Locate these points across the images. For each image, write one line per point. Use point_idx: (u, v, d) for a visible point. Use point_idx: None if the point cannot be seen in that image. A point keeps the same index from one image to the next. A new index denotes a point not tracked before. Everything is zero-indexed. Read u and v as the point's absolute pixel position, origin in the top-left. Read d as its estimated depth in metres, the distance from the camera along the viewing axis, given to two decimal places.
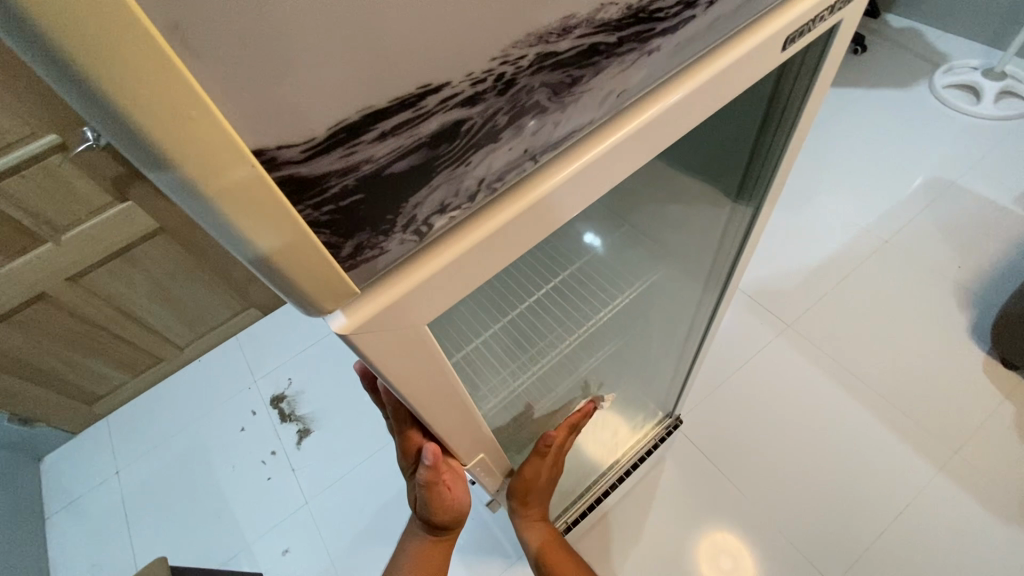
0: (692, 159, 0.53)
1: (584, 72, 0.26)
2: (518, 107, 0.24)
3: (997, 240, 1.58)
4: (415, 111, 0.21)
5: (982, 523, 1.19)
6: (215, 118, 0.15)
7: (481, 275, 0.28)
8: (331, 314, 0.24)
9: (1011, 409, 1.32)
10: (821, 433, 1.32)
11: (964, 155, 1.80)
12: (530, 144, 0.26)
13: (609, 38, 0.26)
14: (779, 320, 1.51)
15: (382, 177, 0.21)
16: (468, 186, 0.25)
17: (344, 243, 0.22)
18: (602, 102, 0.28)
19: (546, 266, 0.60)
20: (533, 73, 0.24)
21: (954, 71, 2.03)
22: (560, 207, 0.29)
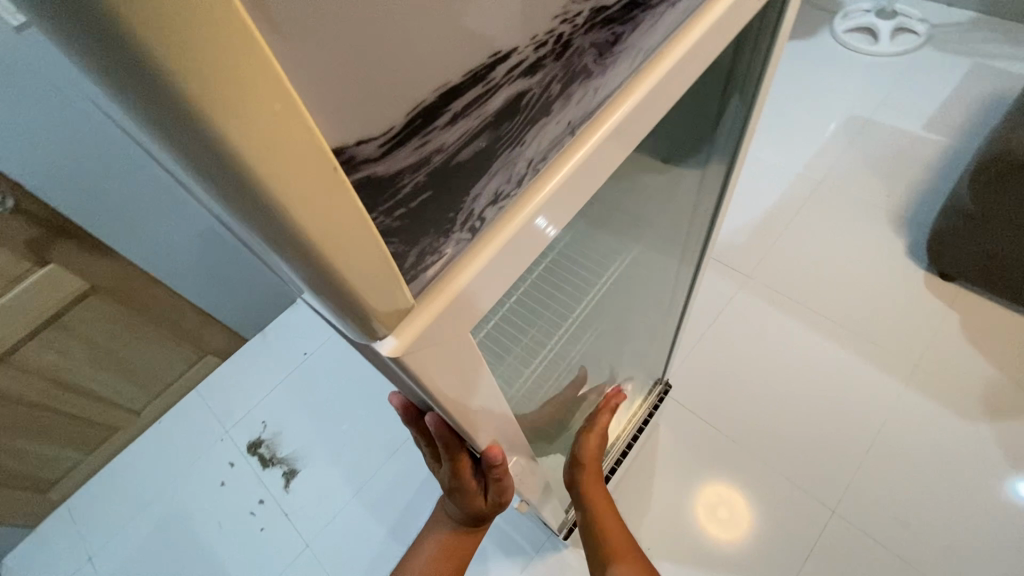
0: (676, 131, 0.53)
1: (624, 29, 0.29)
2: (569, 73, 0.27)
3: (917, 166, 1.70)
4: (486, 82, 0.23)
5: (950, 424, 1.28)
6: (305, 127, 0.15)
7: (525, 259, 0.28)
8: (378, 340, 0.23)
9: (956, 317, 1.42)
10: (797, 372, 1.39)
11: (873, 92, 1.92)
12: (575, 114, 0.28)
13: None
14: (739, 274, 1.56)
15: (458, 156, 0.24)
16: (526, 160, 0.27)
17: (408, 253, 0.23)
18: (635, 62, 0.30)
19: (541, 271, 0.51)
20: (585, 32, 0.27)
21: (850, 16, 2.15)
22: (595, 176, 0.30)
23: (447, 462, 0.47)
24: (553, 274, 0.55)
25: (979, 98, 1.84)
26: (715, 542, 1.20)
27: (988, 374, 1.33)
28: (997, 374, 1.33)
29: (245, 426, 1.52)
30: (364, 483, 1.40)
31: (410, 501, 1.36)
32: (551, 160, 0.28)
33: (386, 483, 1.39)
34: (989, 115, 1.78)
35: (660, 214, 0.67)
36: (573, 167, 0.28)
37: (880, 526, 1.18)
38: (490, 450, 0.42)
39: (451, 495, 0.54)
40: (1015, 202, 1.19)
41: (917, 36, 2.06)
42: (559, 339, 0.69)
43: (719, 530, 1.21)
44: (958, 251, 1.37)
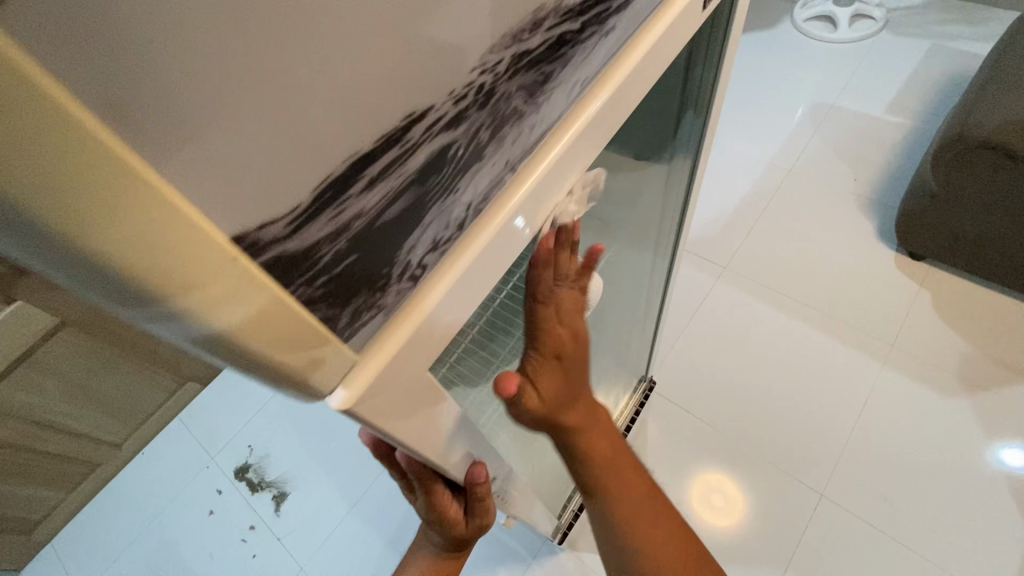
0: (638, 137, 0.54)
1: (552, 66, 0.28)
2: (498, 117, 0.26)
3: (881, 149, 1.74)
4: (402, 145, 0.22)
5: (928, 399, 1.31)
6: (197, 228, 0.15)
7: (489, 284, 0.29)
8: (328, 394, 0.23)
9: (928, 294, 1.45)
10: (778, 359, 1.41)
11: (835, 78, 1.96)
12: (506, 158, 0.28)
13: (574, 25, 0.29)
14: (716, 265, 1.58)
15: (380, 219, 0.23)
16: (457, 208, 0.27)
17: (340, 315, 0.22)
18: (570, 92, 0.31)
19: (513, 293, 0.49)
20: (509, 77, 0.26)
21: (809, 4, 2.19)
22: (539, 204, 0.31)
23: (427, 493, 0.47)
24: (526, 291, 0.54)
25: (936, 79, 1.88)
26: (708, 530, 1.20)
27: (960, 349, 1.37)
28: (970, 348, 1.36)
29: (231, 452, 1.49)
30: (356, 500, 1.39)
31: (404, 515, 1.35)
32: (488, 203, 0.29)
33: (377, 499, 1.37)
34: (946, 95, 1.83)
35: (630, 212, 0.67)
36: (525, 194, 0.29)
37: (866, 504, 1.21)
38: (471, 471, 0.44)
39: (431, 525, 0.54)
40: (976, 180, 1.23)
41: (874, 22, 2.10)
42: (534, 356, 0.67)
43: (711, 520, 1.22)
44: (924, 231, 1.40)
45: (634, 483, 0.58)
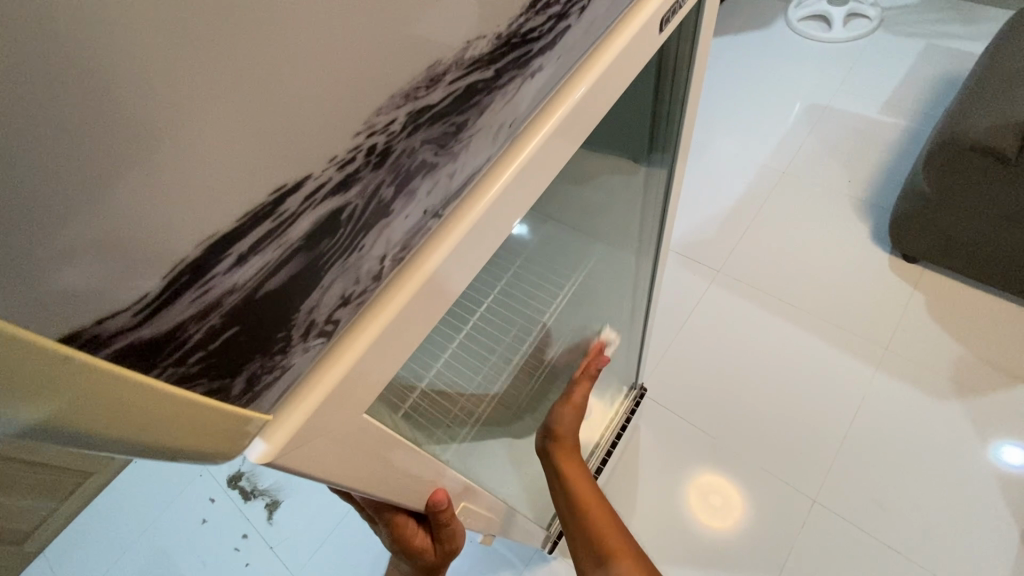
0: (609, 149, 0.53)
1: (466, 115, 0.25)
2: (403, 177, 0.23)
3: (875, 150, 1.73)
4: (275, 219, 0.19)
5: (923, 404, 1.30)
6: (39, 343, 0.14)
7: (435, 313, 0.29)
8: (250, 444, 0.24)
9: (922, 297, 1.44)
10: (771, 363, 1.40)
11: (830, 78, 1.94)
12: (418, 218, 0.25)
13: (485, 74, 0.25)
14: (709, 269, 1.56)
15: (258, 300, 0.20)
16: (362, 274, 0.24)
17: (232, 382, 0.21)
18: (496, 135, 0.28)
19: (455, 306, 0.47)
20: (409, 134, 0.22)
21: (803, 4, 2.17)
22: (482, 239, 0.30)
23: (385, 524, 0.50)
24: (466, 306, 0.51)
25: (931, 79, 1.87)
26: (704, 529, 1.21)
27: (954, 352, 1.36)
28: (965, 352, 1.35)
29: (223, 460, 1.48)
30: (348, 508, 1.38)
31: None
32: (406, 258, 0.26)
33: None
34: (940, 96, 1.81)
35: (601, 223, 0.66)
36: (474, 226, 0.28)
37: (860, 511, 1.20)
38: (432, 498, 0.48)
39: (399, 556, 0.56)
40: (970, 184, 1.22)
41: (869, 21, 2.08)
42: (482, 374, 0.65)
43: (708, 521, 1.22)
44: (918, 234, 1.39)
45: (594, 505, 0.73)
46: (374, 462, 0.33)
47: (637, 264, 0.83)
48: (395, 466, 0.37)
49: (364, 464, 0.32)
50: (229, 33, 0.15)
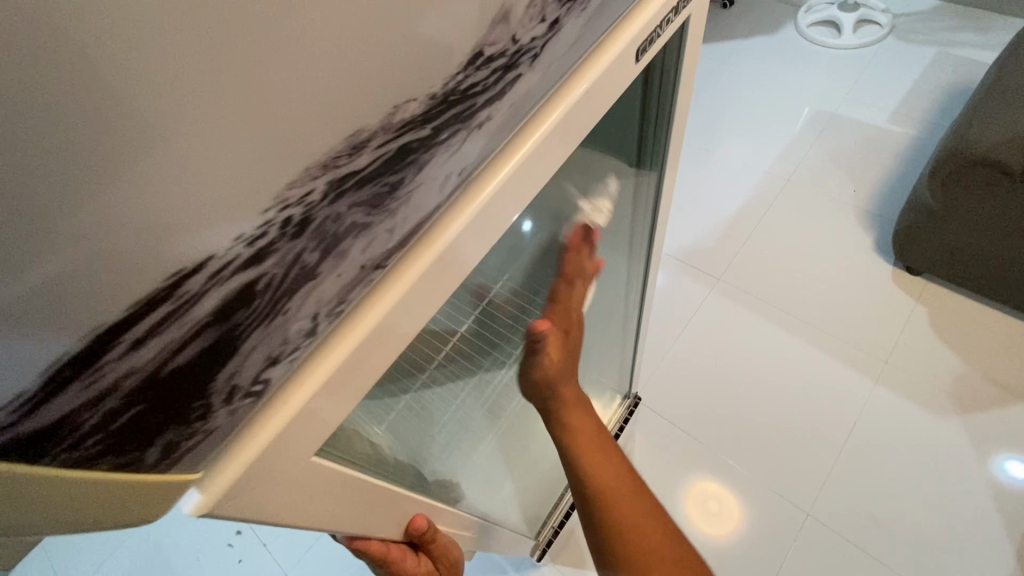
0: (594, 167, 0.52)
1: (403, 174, 0.23)
2: (330, 242, 0.22)
3: (880, 160, 1.70)
4: (174, 303, 0.18)
5: (921, 419, 1.28)
6: None
7: (384, 359, 0.28)
8: (184, 496, 0.24)
9: (924, 310, 1.42)
10: (768, 373, 1.38)
11: (838, 85, 1.92)
12: (352, 278, 0.24)
13: (421, 132, 0.23)
14: (708, 276, 1.55)
15: (166, 377, 0.19)
16: (289, 338, 0.23)
17: (144, 454, 0.21)
18: (444, 185, 0.26)
19: (419, 343, 0.46)
20: (332, 201, 0.21)
21: (814, 9, 2.14)
22: (434, 286, 0.29)
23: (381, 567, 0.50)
24: (442, 334, 0.52)
25: (940, 89, 1.84)
26: (704, 535, 1.20)
27: (954, 366, 1.34)
28: (965, 367, 1.34)
29: None
30: None
31: None
32: (342, 312, 0.25)
33: None
34: (949, 106, 1.79)
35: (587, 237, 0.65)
36: (425, 275, 0.28)
37: (852, 524, 1.19)
38: (411, 524, 0.49)
39: None
40: (976, 198, 1.20)
41: (880, 28, 2.05)
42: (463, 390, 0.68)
43: (708, 527, 1.21)
44: (921, 246, 1.37)
45: (614, 478, 0.57)
46: (330, 493, 0.33)
47: (627, 278, 0.82)
48: (356, 494, 0.36)
49: (319, 496, 0.32)
50: (116, 116, 0.13)
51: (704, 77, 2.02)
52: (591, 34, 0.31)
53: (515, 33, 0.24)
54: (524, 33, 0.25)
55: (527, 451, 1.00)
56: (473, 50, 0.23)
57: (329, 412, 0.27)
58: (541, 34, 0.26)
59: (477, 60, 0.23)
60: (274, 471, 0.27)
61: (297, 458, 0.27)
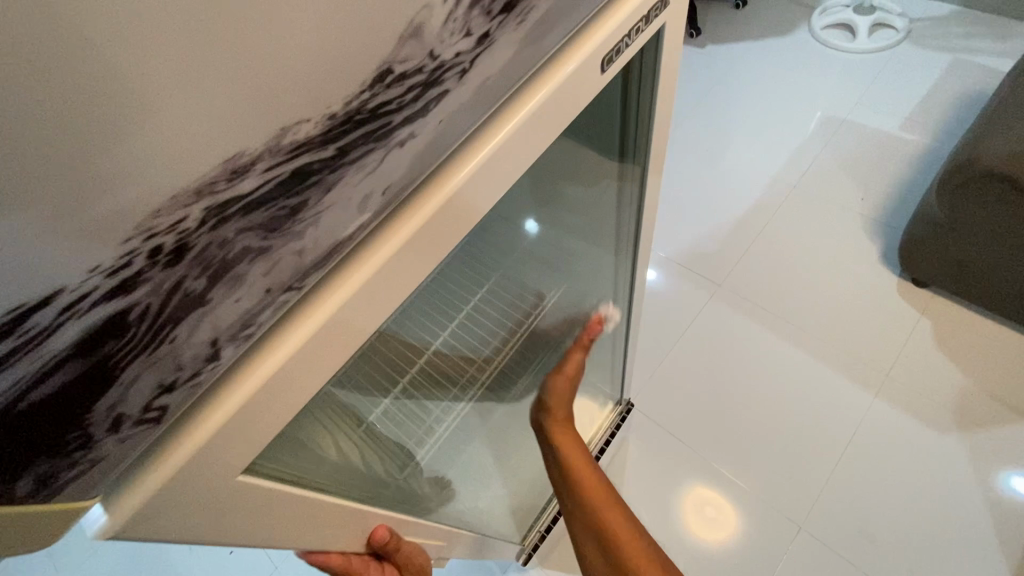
0: (567, 172, 0.52)
1: (305, 198, 0.21)
2: (219, 268, 0.20)
3: (889, 168, 1.67)
4: (20, 337, 0.16)
5: (920, 434, 1.26)
6: None
7: (310, 383, 0.27)
8: (91, 514, 0.23)
9: (928, 324, 1.40)
10: (765, 383, 1.36)
11: (850, 90, 1.88)
12: (255, 305, 0.22)
13: (323, 154, 0.20)
14: (709, 282, 1.53)
15: (19, 417, 0.17)
16: (182, 369, 0.21)
17: (15, 484, 0.19)
18: (365, 207, 0.24)
19: (389, 357, 0.48)
20: (215, 226, 0.19)
21: (829, 11, 2.10)
22: (366, 309, 0.27)
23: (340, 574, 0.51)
24: (418, 349, 0.54)
25: (955, 96, 1.80)
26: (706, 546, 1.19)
27: (957, 382, 1.31)
28: (968, 383, 1.31)
29: None
30: None
31: None
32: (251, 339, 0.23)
33: None
34: (963, 115, 1.75)
35: (569, 248, 0.65)
36: (352, 299, 0.26)
37: (846, 540, 1.17)
38: (370, 534, 0.49)
39: None
40: (985, 210, 1.17)
41: (896, 32, 2.01)
42: (445, 399, 0.70)
43: (706, 532, 1.20)
44: (927, 258, 1.34)
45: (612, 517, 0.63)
46: (265, 510, 0.32)
47: (613, 285, 0.81)
48: (300, 509, 0.35)
49: (253, 514, 0.31)
50: None
51: (714, 79, 1.99)
52: (541, 48, 0.29)
53: (432, 49, 0.22)
54: (445, 48, 0.23)
55: (510, 456, 1.00)
56: (378, 65, 0.20)
57: (250, 436, 0.26)
58: (468, 49, 0.24)
59: (385, 77, 0.21)
60: (193, 494, 0.26)
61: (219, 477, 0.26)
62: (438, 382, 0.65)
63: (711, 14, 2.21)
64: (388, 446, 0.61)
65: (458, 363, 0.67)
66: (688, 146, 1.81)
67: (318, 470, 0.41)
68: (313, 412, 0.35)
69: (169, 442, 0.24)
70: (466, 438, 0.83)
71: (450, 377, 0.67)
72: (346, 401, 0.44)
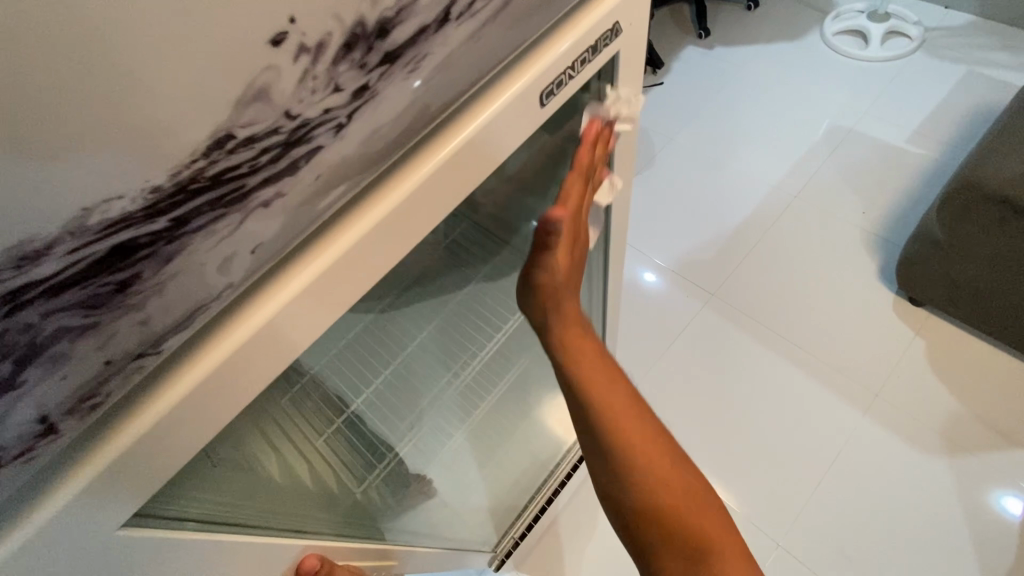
0: (522, 177, 0.52)
1: (136, 271, 0.21)
2: (29, 350, 0.20)
3: (891, 181, 1.64)
4: None
5: (907, 457, 1.24)
6: None
7: (226, 405, 0.29)
8: None
9: (921, 344, 1.37)
10: (752, 396, 1.34)
11: (860, 99, 1.84)
12: (94, 376, 0.23)
13: (147, 228, 0.20)
14: (703, 291, 1.50)
15: None
16: (7, 446, 0.22)
17: None
18: (221, 270, 0.24)
19: (349, 360, 0.54)
20: (12, 313, 0.18)
21: (843, 16, 2.05)
22: (256, 354, 0.29)
23: None
24: (381, 351, 0.60)
25: (965, 111, 1.76)
26: None
27: (948, 406, 1.29)
28: (959, 406, 1.29)
29: None
30: None
31: None
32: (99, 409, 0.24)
33: None
34: (971, 129, 1.71)
35: None
36: (259, 334, 0.28)
37: (824, 560, 1.16)
38: (300, 563, 0.48)
39: None
40: (983, 230, 1.14)
41: (909, 41, 1.97)
42: (416, 409, 0.72)
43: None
44: (923, 277, 1.31)
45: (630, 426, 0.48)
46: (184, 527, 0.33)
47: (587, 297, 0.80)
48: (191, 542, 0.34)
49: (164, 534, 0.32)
50: None
51: (720, 82, 1.95)
52: (444, 97, 0.30)
53: (288, 108, 0.22)
54: (308, 106, 0.22)
55: (485, 463, 0.98)
56: (213, 131, 0.20)
57: (166, 451, 0.28)
58: (341, 104, 0.24)
59: (225, 143, 0.20)
60: (112, 507, 0.28)
61: (137, 490, 0.28)
62: (404, 392, 0.68)
63: (722, 15, 2.17)
64: (351, 457, 0.63)
65: (427, 369, 0.70)
66: (690, 150, 1.78)
67: (245, 495, 0.44)
68: (245, 433, 0.40)
69: (62, 469, 0.26)
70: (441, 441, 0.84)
71: (417, 389, 0.70)
72: (305, 400, 0.50)
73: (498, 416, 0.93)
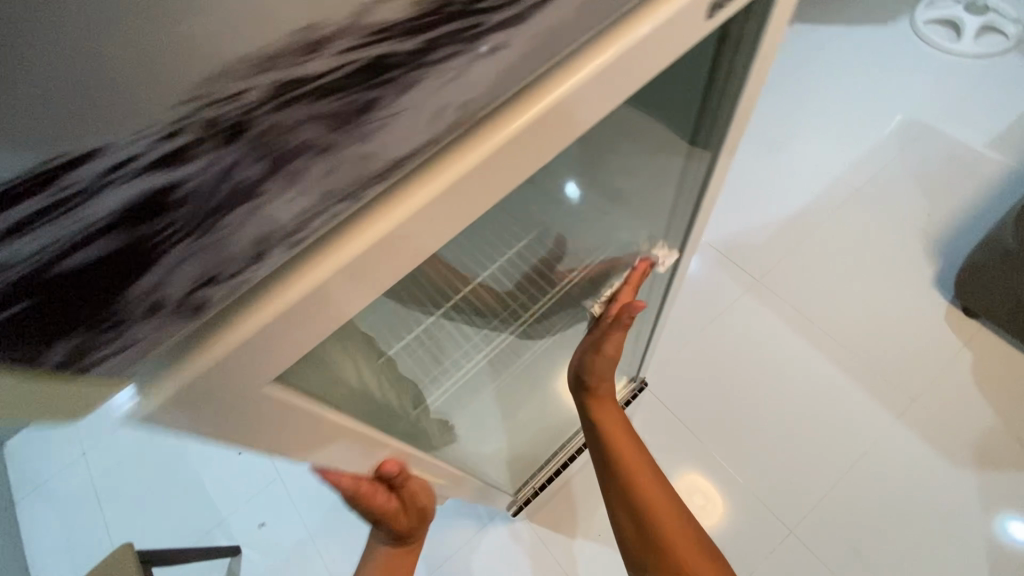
0: (635, 130, 0.48)
1: (378, 94, 0.20)
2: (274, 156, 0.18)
3: (962, 184, 1.56)
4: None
5: (936, 466, 1.22)
6: None
7: (313, 326, 0.27)
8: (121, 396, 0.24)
9: (969, 357, 1.33)
10: (786, 386, 1.32)
11: (941, 95, 1.72)
12: (303, 212, 0.21)
13: (400, 46, 0.19)
14: (748, 275, 1.46)
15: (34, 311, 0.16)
16: (212, 272, 0.20)
17: (50, 354, 0.18)
18: (438, 121, 0.23)
19: (424, 285, 0.50)
20: (277, 108, 0.17)
21: (935, 4, 1.91)
22: (357, 282, 0.27)
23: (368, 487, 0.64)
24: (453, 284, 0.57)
25: None
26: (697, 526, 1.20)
27: (987, 421, 1.26)
28: (996, 423, 1.25)
29: None
30: None
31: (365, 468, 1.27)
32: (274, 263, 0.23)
33: None
34: None
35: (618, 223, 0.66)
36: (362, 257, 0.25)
37: (832, 551, 1.17)
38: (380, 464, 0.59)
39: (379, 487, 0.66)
40: None
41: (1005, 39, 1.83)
42: (469, 343, 0.73)
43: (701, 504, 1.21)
44: (982, 287, 1.26)
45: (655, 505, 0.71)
46: (291, 409, 0.33)
47: (658, 260, 0.78)
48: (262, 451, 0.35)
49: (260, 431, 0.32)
50: None
51: (795, 60, 1.84)
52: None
53: None
54: None
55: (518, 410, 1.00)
56: None
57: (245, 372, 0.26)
58: None
59: None
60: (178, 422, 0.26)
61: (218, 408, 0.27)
62: (461, 322, 0.67)
63: None
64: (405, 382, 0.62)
65: (490, 297, 0.68)
66: (752, 129, 1.70)
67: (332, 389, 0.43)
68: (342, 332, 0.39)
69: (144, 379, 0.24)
70: (481, 388, 0.84)
71: (481, 314, 0.70)
72: (379, 322, 0.48)
73: (538, 370, 0.94)
